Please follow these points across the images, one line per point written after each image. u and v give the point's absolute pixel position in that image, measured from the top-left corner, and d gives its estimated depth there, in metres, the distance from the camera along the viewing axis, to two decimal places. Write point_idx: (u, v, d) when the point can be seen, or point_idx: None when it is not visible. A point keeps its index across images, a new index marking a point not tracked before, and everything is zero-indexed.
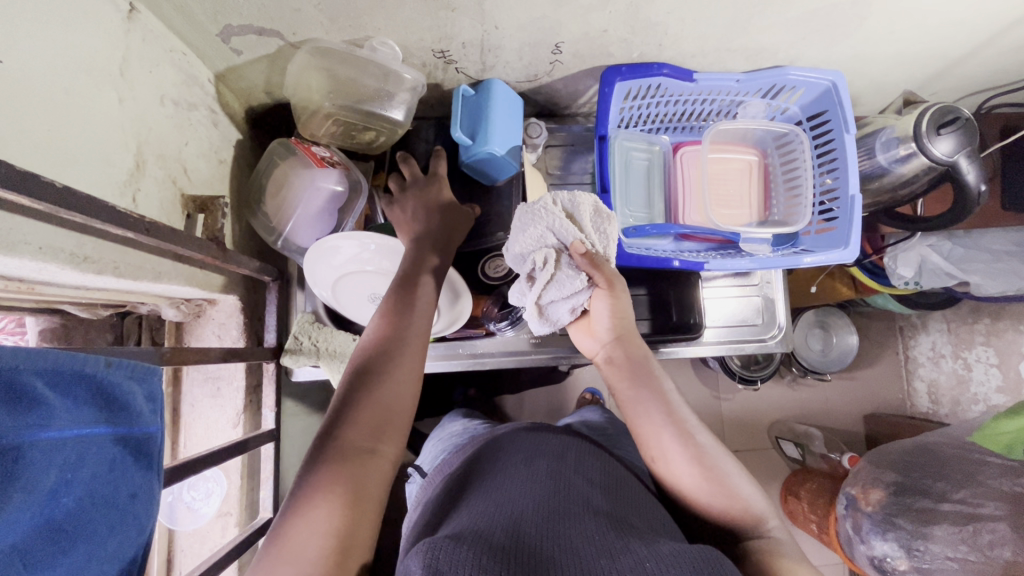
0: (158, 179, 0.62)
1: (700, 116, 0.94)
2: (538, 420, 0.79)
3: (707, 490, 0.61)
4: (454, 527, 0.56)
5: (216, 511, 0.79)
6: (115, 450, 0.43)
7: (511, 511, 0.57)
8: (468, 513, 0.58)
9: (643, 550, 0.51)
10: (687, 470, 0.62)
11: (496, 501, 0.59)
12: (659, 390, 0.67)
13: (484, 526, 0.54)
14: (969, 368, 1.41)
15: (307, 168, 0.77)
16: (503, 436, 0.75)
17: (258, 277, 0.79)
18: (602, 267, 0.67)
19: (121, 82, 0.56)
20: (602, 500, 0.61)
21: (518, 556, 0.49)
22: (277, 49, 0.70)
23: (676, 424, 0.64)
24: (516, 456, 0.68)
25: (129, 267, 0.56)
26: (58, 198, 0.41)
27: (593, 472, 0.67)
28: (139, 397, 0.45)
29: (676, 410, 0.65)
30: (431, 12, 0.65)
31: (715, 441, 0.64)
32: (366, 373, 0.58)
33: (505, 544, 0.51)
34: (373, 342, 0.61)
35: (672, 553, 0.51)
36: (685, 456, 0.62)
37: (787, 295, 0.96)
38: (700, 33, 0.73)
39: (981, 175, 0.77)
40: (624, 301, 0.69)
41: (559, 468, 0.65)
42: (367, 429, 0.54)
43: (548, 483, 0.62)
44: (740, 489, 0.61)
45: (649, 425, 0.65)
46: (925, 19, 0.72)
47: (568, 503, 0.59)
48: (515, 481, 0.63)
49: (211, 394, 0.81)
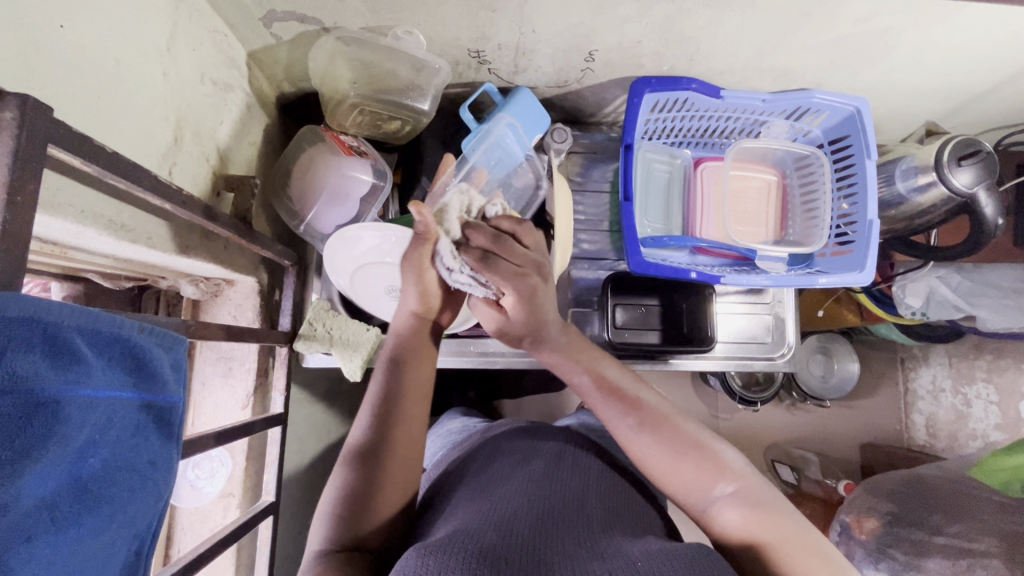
0: (194, 156, 0.62)
1: (723, 133, 0.95)
2: (537, 422, 0.79)
3: (668, 460, 0.59)
4: (453, 523, 0.55)
5: (219, 491, 0.78)
6: (138, 415, 0.43)
7: (501, 508, 0.57)
8: (465, 508, 0.58)
9: (635, 553, 0.51)
10: (643, 443, 0.61)
11: (485, 498, 0.59)
12: (592, 370, 0.66)
13: (475, 522, 0.54)
14: (969, 404, 1.42)
15: (335, 156, 0.78)
16: (497, 436, 0.75)
17: (279, 260, 0.80)
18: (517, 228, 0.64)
19: (166, 57, 0.56)
20: (594, 502, 0.61)
21: (507, 552, 0.49)
22: (303, 33, 0.70)
23: (619, 398, 0.63)
24: (506, 456, 0.69)
25: (161, 240, 0.56)
26: (107, 163, 0.41)
27: (591, 474, 0.67)
28: (166, 364, 0.46)
29: (618, 384, 0.65)
30: (472, 11, 0.66)
31: (660, 398, 0.65)
32: (382, 410, 0.63)
33: (496, 539, 0.51)
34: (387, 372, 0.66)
35: (663, 552, 0.50)
36: (636, 430, 0.61)
37: (798, 315, 0.97)
38: (731, 51, 0.75)
39: (999, 209, 0.78)
40: (544, 302, 0.63)
41: (556, 467, 0.66)
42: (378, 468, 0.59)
43: (543, 481, 0.62)
44: (702, 445, 0.60)
45: (599, 410, 0.64)
46: (951, 52, 0.73)
47: (558, 505, 0.58)
48: (504, 478, 0.63)
49: (223, 373, 0.81)
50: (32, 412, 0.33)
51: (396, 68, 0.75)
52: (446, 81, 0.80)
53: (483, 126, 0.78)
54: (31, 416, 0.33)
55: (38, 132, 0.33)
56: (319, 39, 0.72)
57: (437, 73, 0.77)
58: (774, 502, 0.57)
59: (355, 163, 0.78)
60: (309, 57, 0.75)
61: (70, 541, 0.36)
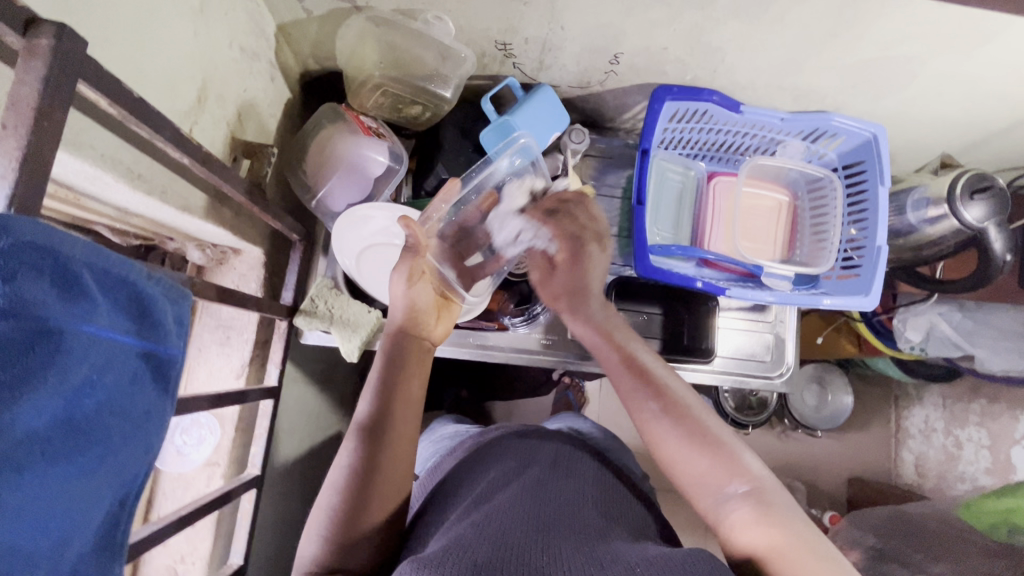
0: (215, 118, 0.62)
1: (739, 149, 0.95)
2: (536, 424, 0.78)
3: (686, 451, 0.59)
4: (447, 538, 0.53)
5: (205, 460, 0.77)
6: (137, 363, 0.43)
7: (498, 518, 0.55)
8: (462, 520, 0.56)
9: (633, 557, 0.49)
10: (663, 429, 0.61)
11: (481, 509, 0.57)
12: (626, 355, 0.68)
13: (469, 534, 0.52)
14: (960, 446, 1.42)
15: (352, 135, 0.78)
16: (492, 440, 0.75)
17: (287, 234, 0.80)
18: (582, 212, 0.76)
19: (198, 16, 0.57)
20: (592, 510, 0.59)
21: (500, 565, 0.47)
22: (335, 10, 0.70)
23: (649, 384, 0.65)
24: (501, 461, 0.68)
25: (175, 195, 0.56)
26: (131, 108, 0.41)
27: (587, 479, 0.66)
28: (170, 317, 0.45)
29: (647, 369, 0.66)
30: (505, 2, 0.67)
31: (689, 391, 0.65)
32: (375, 418, 0.64)
33: (491, 554, 0.49)
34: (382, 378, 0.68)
35: (660, 557, 0.48)
36: (660, 416, 0.62)
37: (798, 336, 0.97)
38: (756, 66, 0.75)
39: (1007, 245, 0.78)
40: (592, 277, 0.74)
41: (551, 475, 0.64)
42: (379, 441, 0.63)
43: (536, 489, 0.61)
44: (724, 441, 0.59)
45: (626, 396, 0.66)
46: (974, 86, 0.74)
47: (556, 514, 0.57)
48: (500, 487, 0.62)
49: (220, 341, 0.80)
50: (33, 340, 0.33)
51: (423, 55, 0.76)
52: (471, 73, 0.81)
53: (503, 118, 0.79)
54: (32, 344, 0.33)
55: (70, 63, 0.33)
56: (350, 18, 0.72)
57: (462, 62, 0.77)
58: (788, 508, 0.54)
59: (372, 142, 0.78)
60: (337, 35, 0.75)
61: (55, 479, 0.36)
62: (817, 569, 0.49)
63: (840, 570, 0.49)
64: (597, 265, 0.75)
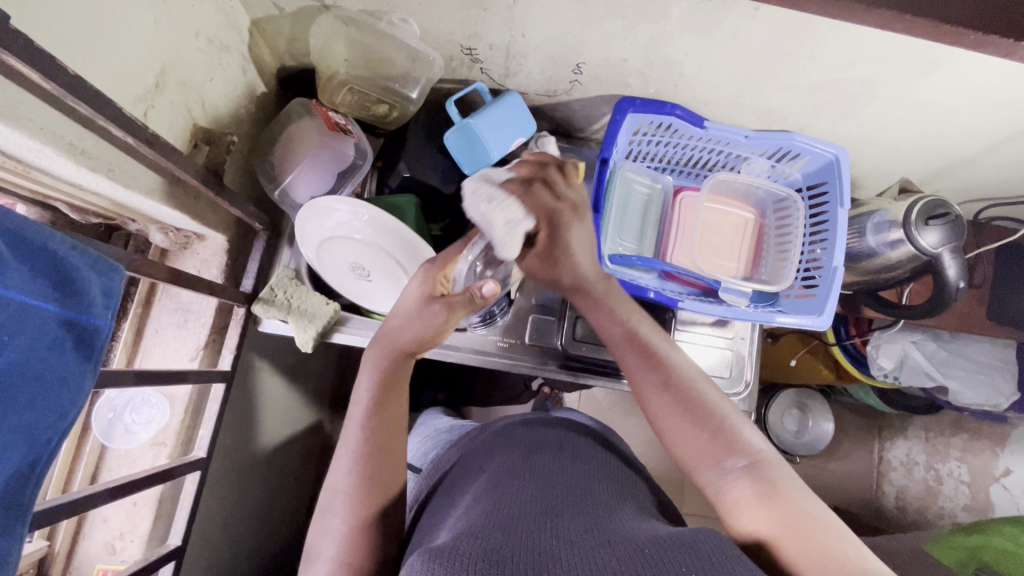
0: (174, 103, 0.65)
1: (706, 165, 0.97)
2: (544, 414, 0.78)
3: (687, 426, 0.60)
4: (457, 526, 0.54)
5: (151, 439, 0.78)
6: (57, 330, 0.44)
7: (506, 509, 0.54)
8: (471, 504, 0.57)
9: (644, 539, 0.48)
10: (665, 405, 0.62)
11: (492, 498, 0.57)
12: (627, 324, 0.68)
13: (480, 525, 0.51)
14: (940, 481, 1.38)
15: (318, 129, 0.80)
16: (496, 429, 0.76)
17: (251, 222, 0.82)
18: (526, 168, 0.70)
19: (160, 5, 0.59)
20: (602, 491, 0.60)
21: (512, 552, 0.46)
22: (304, 8, 0.73)
23: (651, 358, 0.64)
24: (510, 449, 0.68)
25: (123, 174, 0.58)
26: (67, 83, 0.43)
27: (594, 462, 0.66)
28: (96, 288, 0.47)
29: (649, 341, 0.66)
30: (465, 7, 0.69)
31: (689, 363, 0.65)
32: (369, 435, 0.64)
33: (501, 539, 0.48)
34: (373, 395, 0.66)
35: (660, 536, 0.48)
36: (661, 389, 0.62)
37: (759, 353, 0.97)
38: (715, 82, 0.77)
39: (961, 274, 0.79)
40: (573, 238, 0.68)
41: (561, 461, 0.64)
42: (372, 461, 0.62)
43: (546, 475, 0.61)
44: (723, 417, 0.60)
45: (629, 369, 0.66)
46: (930, 113, 0.74)
47: (565, 496, 0.57)
48: (512, 475, 0.61)
49: (177, 323, 0.81)
50: None
51: (391, 55, 0.78)
52: (439, 76, 0.83)
53: (467, 119, 0.80)
54: None
55: None
56: (319, 16, 0.74)
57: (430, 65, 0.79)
58: (789, 483, 0.56)
59: (336, 137, 0.81)
60: (309, 33, 0.77)
61: None
62: (822, 539, 0.51)
63: (841, 535, 0.52)
64: (579, 232, 0.69)
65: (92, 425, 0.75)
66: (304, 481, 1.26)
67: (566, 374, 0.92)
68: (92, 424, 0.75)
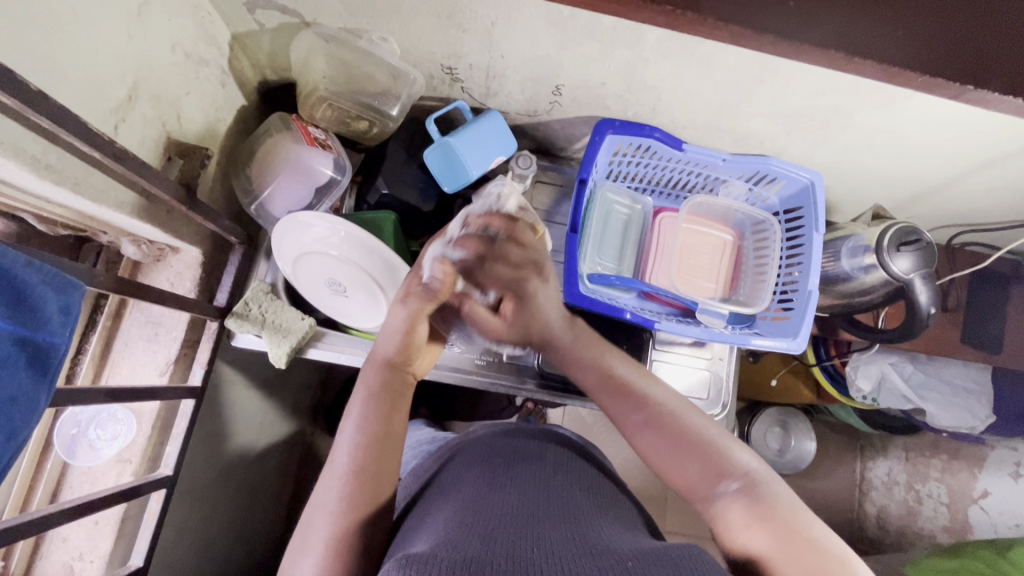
0: (147, 116, 0.64)
1: (685, 186, 0.98)
2: (522, 424, 0.75)
3: (672, 455, 0.60)
4: (431, 535, 0.50)
5: (115, 455, 0.77)
6: (9, 348, 0.44)
7: (485, 518, 0.52)
8: (447, 514, 0.55)
9: (626, 551, 0.47)
10: (651, 441, 0.62)
11: (474, 507, 0.54)
12: (602, 366, 0.68)
13: (459, 533, 0.49)
14: (920, 502, 1.36)
15: (296, 144, 0.80)
16: (474, 439, 0.73)
17: (226, 236, 0.81)
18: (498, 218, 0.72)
19: (134, 20, 0.59)
20: (580, 503, 0.58)
21: (491, 560, 0.44)
22: (285, 25, 0.73)
23: (628, 397, 0.65)
24: (490, 458, 0.65)
25: (90, 188, 0.58)
26: (30, 100, 0.43)
27: (574, 477, 0.64)
28: (53, 305, 0.47)
29: (625, 382, 0.66)
30: (445, 28, 0.69)
31: (668, 394, 0.65)
32: (370, 437, 0.62)
33: (483, 550, 0.46)
34: (362, 429, 0.62)
35: (647, 552, 0.47)
36: (643, 425, 0.63)
37: (737, 374, 0.95)
38: (689, 106, 0.78)
39: (932, 299, 0.80)
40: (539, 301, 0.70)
41: (543, 472, 0.63)
42: (370, 456, 0.60)
43: (528, 488, 0.59)
44: (710, 441, 0.60)
45: (613, 414, 0.66)
46: (901, 141, 0.76)
47: (547, 509, 0.55)
48: (496, 487, 0.58)
49: (147, 337, 0.80)
50: None
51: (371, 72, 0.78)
52: (419, 95, 0.84)
53: (445, 138, 0.81)
54: None
55: None
56: (298, 33, 0.74)
57: (409, 82, 0.80)
58: (783, 497, 0.55)
59: (316, 152, 0.80)
60: (288, 48, 0.77)
61: None
62: (822, 568, 0.49)
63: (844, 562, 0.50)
64: (545, 295, 0.71)
65: (53, 441, 0.72)
66: (278, 495, 1.24)
67: (544, 394, 0.91)
68: (53, 441, 0.72)
